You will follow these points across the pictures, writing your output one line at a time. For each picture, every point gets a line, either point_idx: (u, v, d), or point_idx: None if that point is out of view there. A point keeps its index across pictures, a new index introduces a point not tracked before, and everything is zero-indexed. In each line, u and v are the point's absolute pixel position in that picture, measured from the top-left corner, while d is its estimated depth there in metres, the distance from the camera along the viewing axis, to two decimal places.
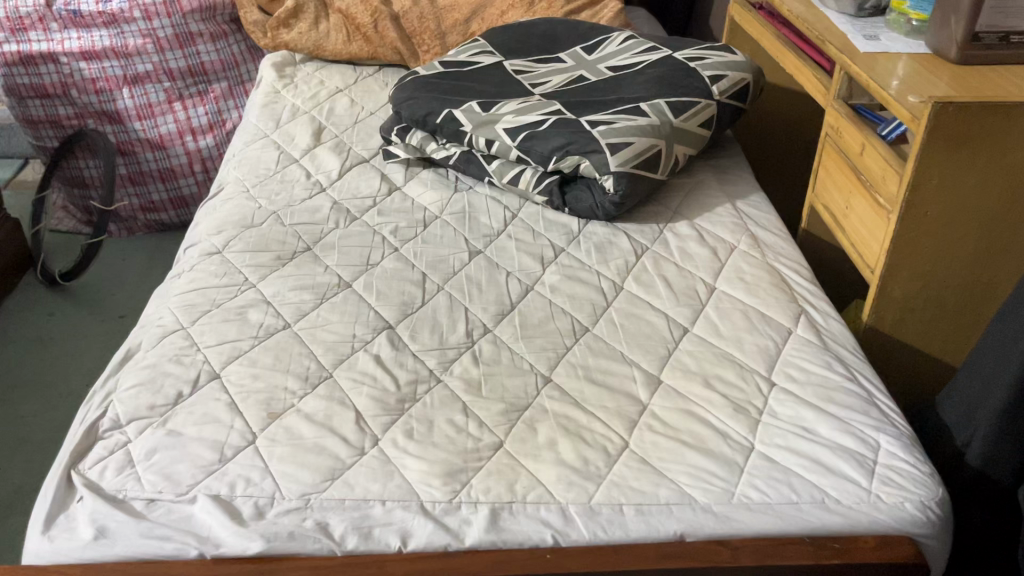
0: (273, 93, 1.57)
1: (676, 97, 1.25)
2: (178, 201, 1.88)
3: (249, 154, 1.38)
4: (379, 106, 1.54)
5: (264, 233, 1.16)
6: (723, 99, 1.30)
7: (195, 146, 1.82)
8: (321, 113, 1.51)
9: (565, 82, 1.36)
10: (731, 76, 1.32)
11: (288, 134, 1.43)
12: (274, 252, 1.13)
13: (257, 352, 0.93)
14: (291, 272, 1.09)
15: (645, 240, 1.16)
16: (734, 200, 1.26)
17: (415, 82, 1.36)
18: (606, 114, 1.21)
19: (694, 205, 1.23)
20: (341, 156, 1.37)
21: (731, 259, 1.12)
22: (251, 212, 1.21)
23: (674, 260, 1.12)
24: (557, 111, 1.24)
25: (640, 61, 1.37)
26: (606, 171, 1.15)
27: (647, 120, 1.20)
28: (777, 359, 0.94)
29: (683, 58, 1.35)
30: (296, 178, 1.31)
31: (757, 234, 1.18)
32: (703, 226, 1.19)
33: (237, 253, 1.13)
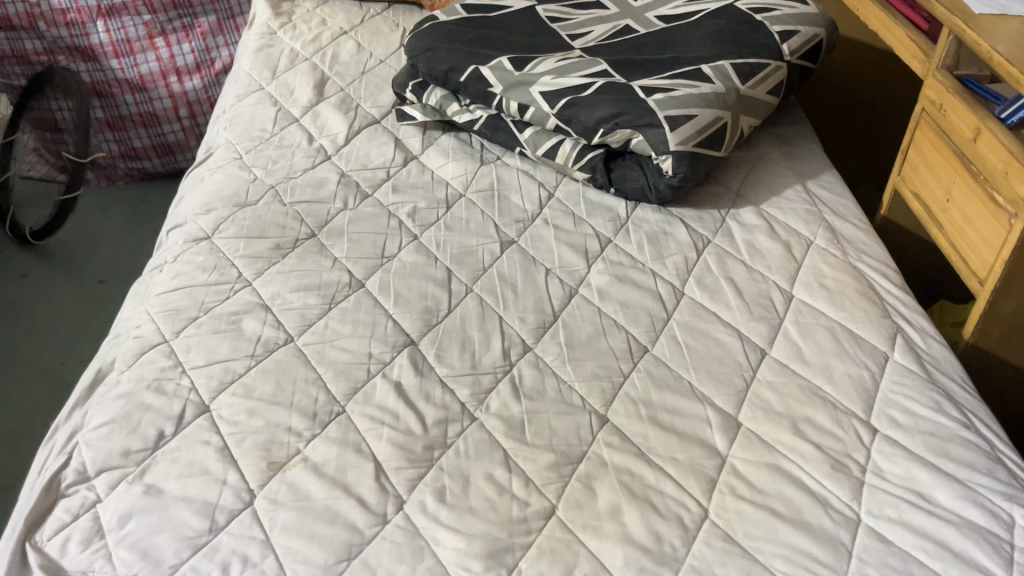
0: (269, 34, 1.38)
1: (742, 58, 1.07)
2: (162, 148, 1.70)
3: (242, 111, 1.19)
4: (389, 53, 1.35)
5: (260, 214, 0.99)
6: (794, 60, 1.12)
7: (181, 88, 1.64)
8: (324, 61, 1.32)
9: (610, 33, 1.17)
10: (803, 32, 1.13)
11: (286, 86, 1.25)
12: (272, 239, 0.96)
13: (253, 378, 0.78)
14: (292, 267, 0.92)
15: (706, 231, 1.00)
16: (804, 179, 1.09)
17: (434, 29, 1.17)
18: (661, 78, 1.03)
19: (759, 186, 1.07)
20: (347, 116, 1.19)
21: (807, 259, 0.96)
22: (244, 186, 1.04)
23: (742, 258, 0.96)
24: (604, 72, 1.06)
25: (696, 11, 1.18)
26: (662, 151, 0.98)
27: (710, 87, 1.02)
28: (875, 395, 0.79)
29: (748, 8, 1.16)
30: (296, 143, 1.13)
31: (834, 224, 1.01)
32: (771, 213, 1.02)
33: (228, 240, 0.96)
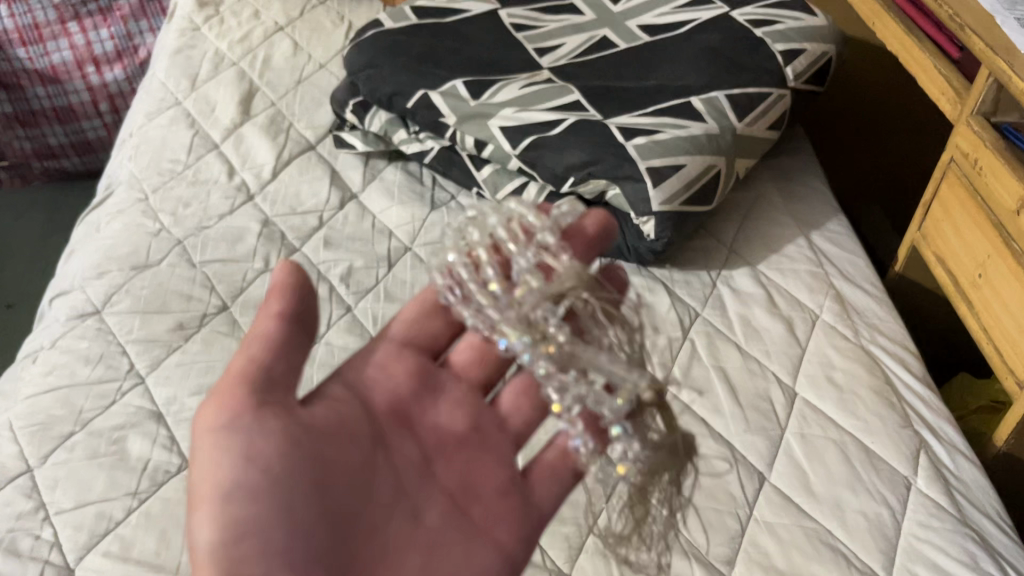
0: (190, 30, 1.19)
1: (739, 88, 0.90)
2: (82, 145, 1.51)
3: (152, 134, 1.01)
4: (330, 56, 1.17)
5: (161, 280, 0.83)
6: (799, 86, 0.95)
7: (100, 80, 1.45)
8: (253, 66, 1.14)
9: (584, 47, 1.00)
10: (809, 50, 0.96)
11: (206, 101, 1.07)
12: (174, 316, 0.80)
13: (134, 528, 0.63)
14: (195, 357, 0.76)
15: (694, 301, 0.84)
16: (808, 228, 0.93)
17: (378, 40, 0.99)
18: (644, 114, 0.87)
19: (757, 240, 0.91)
20: (276, 141, 1.01)
21: (813, 341, 0.81)
22: (145, 240, 0.87)
23: (736, 339, 0.81)
24: (575, 104, 0.89)
25: (685, 21, 1.01)
26: (644, 210, 0.82)
27: (701, 127, 0.86)
28: (896, 546, 0.65)
29: (746, 21, 0.98)
30: (213, 178, 0.96)
31: (845, 291, 0.86)
32: (770, 278, 0.87)
33: (120, 316, 0.79)
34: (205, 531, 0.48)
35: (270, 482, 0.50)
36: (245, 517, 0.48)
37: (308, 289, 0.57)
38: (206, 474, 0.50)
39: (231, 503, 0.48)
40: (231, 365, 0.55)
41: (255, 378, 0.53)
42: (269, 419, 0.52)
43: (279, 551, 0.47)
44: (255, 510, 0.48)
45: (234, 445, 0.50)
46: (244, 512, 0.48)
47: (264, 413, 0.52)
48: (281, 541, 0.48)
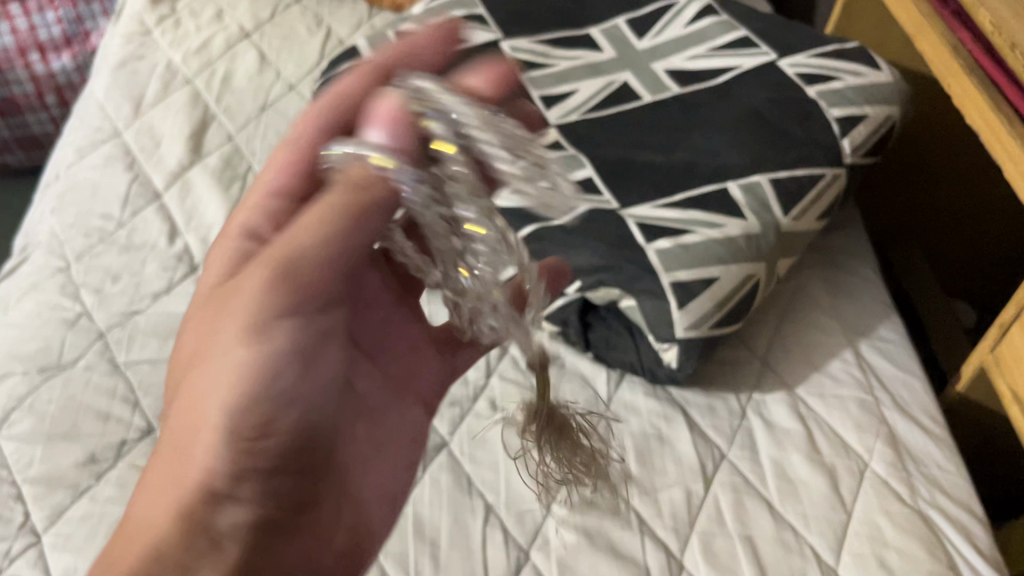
0: (140, 34, 1.02)
1: (787, 169, 0.74)
2: (29, 141, 1.36)
3: (81, 178, 0.85)
4: (302, 73, 1.00)
5: (71, 392, 0.68)
6: (856, 159, 0.79)
7: (46, 69, 1.28)
8: (210, 85, 0.97)
9: (600, 94, 0.83)
10: (871, 114, 0.80)
11: (151, 134, 0.90)
12: (84, 445, 0.65)
13: None
14: (104, 507, 0.62)
15: (719, 438, 0.70)
16: (856, 335, 0.79)
17: (353, 77, 0.82)
18: (670, 204, 0.71)
19: (795, 350, 0.77)
20: (230, 192, 0.86)
21: (861, 504, 0.67)
22: (59, 332, 0.72)
23: (767, 495, 0.67)
24: (588, 182, 0.74)
25: (722, 67, 0.84)
26: (665, 336, 0.67)
27: (739, 225, 0.70)
28: None
29: (796, 74, 0.82)
30: (149, 242, 0.81)
31: (898, 429, 0.72)
32: (809, 407, 0.73)
33: (19, 443, 0.65)
34: (204, 401, 0.42)
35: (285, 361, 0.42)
36: (245, 399, 0.41)
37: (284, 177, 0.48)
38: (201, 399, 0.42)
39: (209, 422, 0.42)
40: (232, 299, 0.43)
41: (293, 276, 0.41)
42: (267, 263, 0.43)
43: (275, 433, 0.42)
44: (273, 393, 0.42)
45: (229, 348, 0.42)
46: (229, 425, 0.41)
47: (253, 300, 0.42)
48: (283, 419, 0.42)
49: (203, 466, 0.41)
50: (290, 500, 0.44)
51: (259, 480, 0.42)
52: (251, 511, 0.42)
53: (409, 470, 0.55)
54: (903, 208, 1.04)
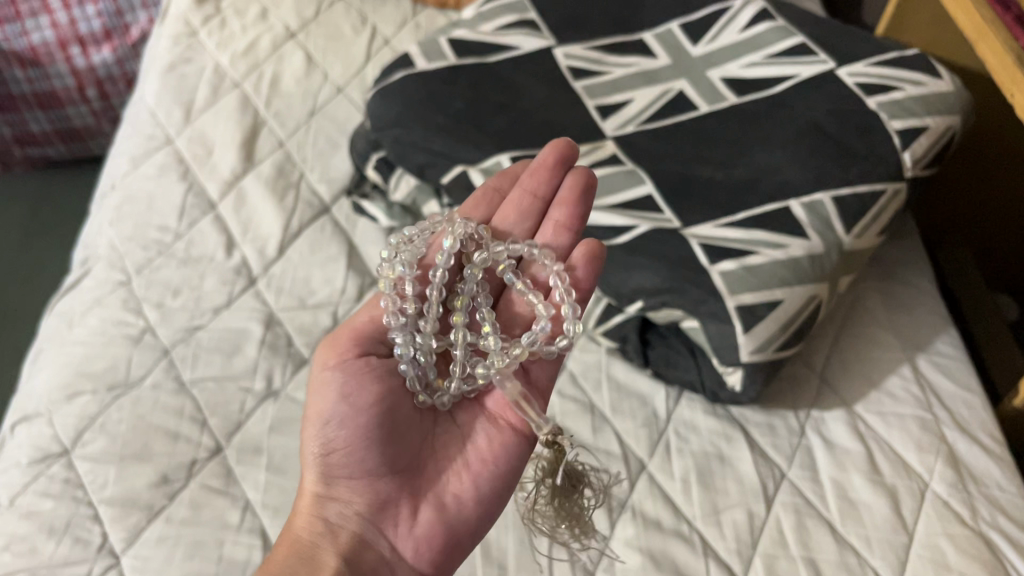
0: (186, 36, 1.01)
1: (849, 186, 0.74)
2: (68, 133, 1.38)
3: (138, 189, 0.86)
4: (349, 74, 0.99)
5: (140, 412, 0.69)
6: (917, 172, 0.78)
7: (86, 62, 1.29)
8: (259, 88, 0.96)
9: (656, 104, 0.83)
10: (932, 126, 0.78)
11: (203, 141, 0.91)
12: (156, 466, 0.66)
13: None
14: (179, 528, 0.63)
15: (780, 458, 0.71)
16: (913, 350, 0.79)
17: (407, 87, 0.82)
18: (733, 224, 0.71)
19: (853, 368, 0.78)
20: (285, 202, 0.86)
21: (923, 526, 0.67)
22: (125, 349, 0.73)
23: (827, 516, 0.68)
24: (648, 201, 0.74)
25: (780, 76, 0.83)
26: (730, 360, 0.68)
27: (804, 246, 0.69)
28: None
29: (856, 85, 0.81)
30: (207, 254, 0.81)
31: (959, 448, 0.72)
32: (867, 426, 0.73)
33: (92, 462, 0.66)
34: (313, 444, 0.56)
35: (362, 417, 0.54)
36: (336, 440, 0.55)
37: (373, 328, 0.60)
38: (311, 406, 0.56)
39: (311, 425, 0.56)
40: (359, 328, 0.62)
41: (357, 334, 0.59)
42: (359, 368, 0.56)
43: (359, 460, 0.55)
44: (348, 438, 0.54)
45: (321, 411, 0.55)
46: (330, 462, 0.55)
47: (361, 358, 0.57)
48: (362, 452, 0.54)
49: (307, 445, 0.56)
50: (370, 502, 0.55)
51: (349, 486, 0.55)
52: (346, 507, 0.55)
53: (501, 483, 0.57)
54: (954, 211, 1.04)
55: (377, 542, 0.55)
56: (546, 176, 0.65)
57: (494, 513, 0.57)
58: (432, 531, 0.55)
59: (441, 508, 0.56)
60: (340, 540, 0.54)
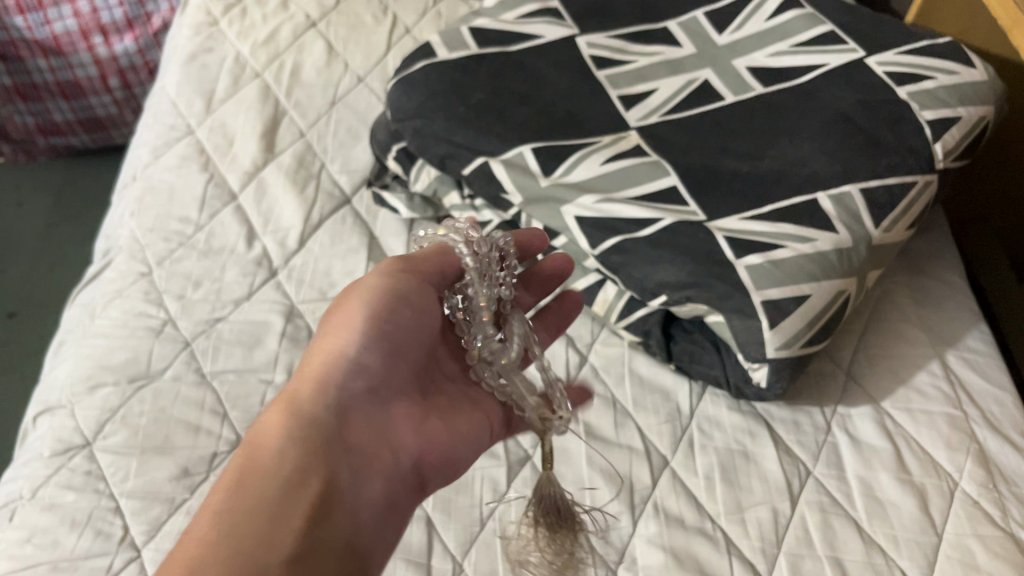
0: (207, 25, 1.00)
1: (878, 179, 0.72)
2: (91, 123, 1.39)
3: (159, 180, 0.86)
4: (370, 63, 0.98)
5: (161, 405, 0.69)
6: (949, 164, 0.76)
7: (108, 51, 1.29)
8: (279, 78, 0.95)
9: (681, 94, 0.81)
10: (965, 117, 0.76)
11: (224, 132, 0.90)
12: (177, 458, 0.66)
13: None
14: None
15: (805, 455, 0.70)
16: (941, 346, 0.77)
17: (429, 77, 0.81)
18: (759, 217, 0.70)
19: (881, 363, 0.76)
20: (306, 193, 0.85)
21: (951, 526, 0.66)
22: (146, 342, 0.73)
23: (854, 514, 0.66)
24: (672, 193, 0.72)
25: (807, 65, 0.82)
26: (756, 356, 0.67)
27: (832, 240, 0.68)
28: None
29: (886, 74, 0.79)
30: (228, 246, 0.81)
31: (989, 447, 0.70)
32: (894, 423, 0.72)
33: (114, 455, 0.66)
34: (363, 313, 0.53)
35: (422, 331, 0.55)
36: (390, 330, 0.53)
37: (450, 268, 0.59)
38: (373, 286, 0.55)
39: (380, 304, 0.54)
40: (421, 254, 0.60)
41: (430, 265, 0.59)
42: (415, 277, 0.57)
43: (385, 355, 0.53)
44: (405, 336, 0.54)
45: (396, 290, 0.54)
46: (358, 341, 0.52)
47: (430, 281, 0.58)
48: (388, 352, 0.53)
49: (352, 319, 0.53)
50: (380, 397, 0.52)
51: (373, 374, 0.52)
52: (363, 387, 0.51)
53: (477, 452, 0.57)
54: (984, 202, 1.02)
55: (377, 439, 0.51)
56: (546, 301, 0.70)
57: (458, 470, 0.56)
58: (429, 448, 0.53)
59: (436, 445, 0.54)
60: (346, 424, 0.49)
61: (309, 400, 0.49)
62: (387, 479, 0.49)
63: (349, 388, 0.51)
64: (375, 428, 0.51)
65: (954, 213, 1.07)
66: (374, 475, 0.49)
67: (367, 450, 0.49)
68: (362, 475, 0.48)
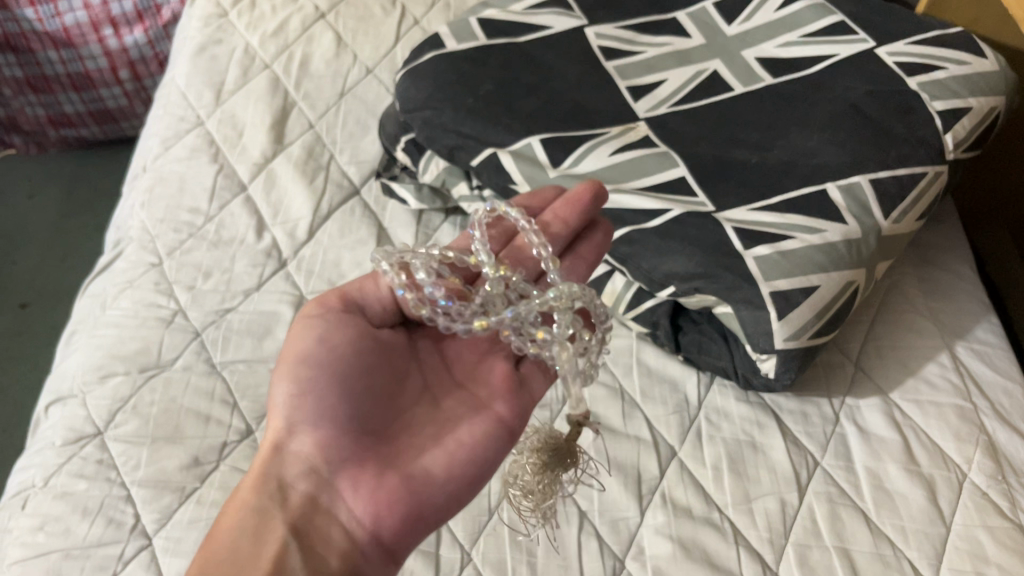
0: (216, 16, 1.01)
1: (888, 169, 0.72)
2: (102, 115, 1.39)
3: (169, 171, 0.86)
4: (379, 55, 0.98)
5: (171, 394, 0.69)
6: (959, 155, 0.76)
7: (119, 43, 1.29)
8: (288, 70, 0.95)
9: (690, 85, 0.81)
10: (976, 107, 0.76)
11: (234, 124, 0.90)
12: (188, 448, 0.67)
13: None
14: (209, 511, 0.63)
15: (813, 446, 0.70)
16: (951, 338, 0.77)
17: (438, 68, 0.81)
18: (768, 208, 0.70)
19: (889, 354, 0.76)
20: (315, 184, 0.86)
21: (960, 517, 0.66)
22: (156, 332, 0.74)
23: (862, 505, 0.66)
24: (681, 184, 0.72)
25: (817, 56, 0.81)
26: (764, 347, 0.67)
27: (841, 231, 0.68)
28: None
29: (896, 64, 0.79)
30: (238, 237, 0.81)
31: (999, 438, 0.70)
32: (903, 415, 0.72)
33: (125, 444, 0.67)
34: (282, 390, 0.54)
35: (346, 374, 0.54)
36: (308, 388, 0.53)
37: (381, 299, 0.60)
38: (286, 354, 0.55)
39: (296, 371, 0.54)
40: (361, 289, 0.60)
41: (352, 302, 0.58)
42: (347, 321, 0.56)
43: (326, 412, 0.53)
44: (325, 390, 0.53)
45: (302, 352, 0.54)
46: (287, 421, 0.53)
47: (347, 314, 0.57)
48: (332, 403, 0.53)
49: (277, 397, 0.54)
50: (328, 460, 0.53)
51: (310, 440, 0.53)
52: (304, 465, 0.53)
53: (481, 467, 0.55)
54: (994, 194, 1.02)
55: (330, 512, 0.52)
56: (581, 210, 0.63)
57: (464, 497, 0.55)
58: (395, 494, 0.52)
59: (409, 476, 0.53)
60: (293, 510, 0.52)
61: (255, 492, 0.52)
62: (342, 554, 0.51)
63: (295, 469, 0.53)
64: (326, 502, 0.52)
65: (964, 204, 1.06)
66: (326, 555, 0.50)
67: (318, 531, 0.51)
68: (312, 560, 0.50)
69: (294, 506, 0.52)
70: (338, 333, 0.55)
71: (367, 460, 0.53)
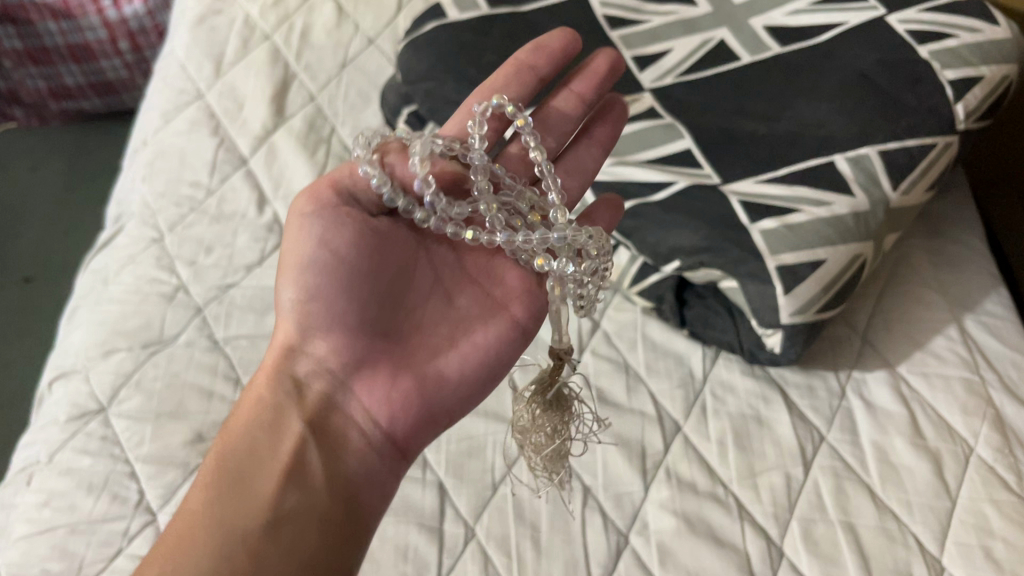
0: None
1: (898, 141, 0.71)
2: (103, 87, 1.38)
3: (169, 145, 0.85)
4: (380, 25, 0.96)
5: (175, 371, 0.69)
6: (970, 125, 0.74)
7: (119, 14, 1.28)
8: (288, 41, 0.94)
9: (696, 54, 0.79)
10: (987, 76, 0.74)
11: (234, 96, 0.89)
12: (191, 424, 0.67)
13: None
14: None
15: (819, 421, 0.70)
16: (959, 311, 0.76)
17: (439, 39, 0.79)
18: (774, 180, 0.69)
19: (896, 328, 0.75)
20: (317, 158, 0.85)
21: (967, 491, 0.65)
22: (159, 308, 0.73)
23: (868, 480, 0.66)
24: (686, 157, 0.71)
25: (825, 24, 0.80)
26: (770, 322, 0.66)
27: (849, 204, 0.67)
28: None
29: (907, 32, 0.77)
30: (239, 212, 0.81)
31: (1006, 412, 0.70)
32: (910, 389, 0.71)
33: (129, 421, 0.67)
34: (290, 291, 0.53)
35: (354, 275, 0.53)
36: (318, 290, 0.52)
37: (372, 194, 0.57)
38: (290, 253, 0.54)
39: (305, 272, 0.53)
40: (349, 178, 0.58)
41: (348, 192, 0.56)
42: (344, 216, 0.54)
43: (338, 314, 0.53)
44: (333, 291, 0.52)
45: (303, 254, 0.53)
46: (298, 320, 0.53)
47: (345, 208, 0.55)
48: (342, 304, 0.53)
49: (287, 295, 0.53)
50: (343, 361, 0.53)
51: (325, 342, 0.53)
52: (321, 363, 0.53)
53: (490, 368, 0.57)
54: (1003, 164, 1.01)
55: (345, 411, 0.53)
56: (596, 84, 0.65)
57: (475, 397, 0.57)
58: (409, 397, 0.53)
59: (422, 377, 0.54)
60: (307, 407, 0.52)
61: (270, 389, 0.52)
62: (358, 451, 0.51)
63: (309, 367, 0.53)
64: (340, 400, 0.53)
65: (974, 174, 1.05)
66: (343, 452, 0.51)
67: (335, 429, 0.52)
68: (331, 456, 0.50)
69: (311, 403, 0.52)
70: (341, 230, 0.53)
71: (381, 360, 0.54)
